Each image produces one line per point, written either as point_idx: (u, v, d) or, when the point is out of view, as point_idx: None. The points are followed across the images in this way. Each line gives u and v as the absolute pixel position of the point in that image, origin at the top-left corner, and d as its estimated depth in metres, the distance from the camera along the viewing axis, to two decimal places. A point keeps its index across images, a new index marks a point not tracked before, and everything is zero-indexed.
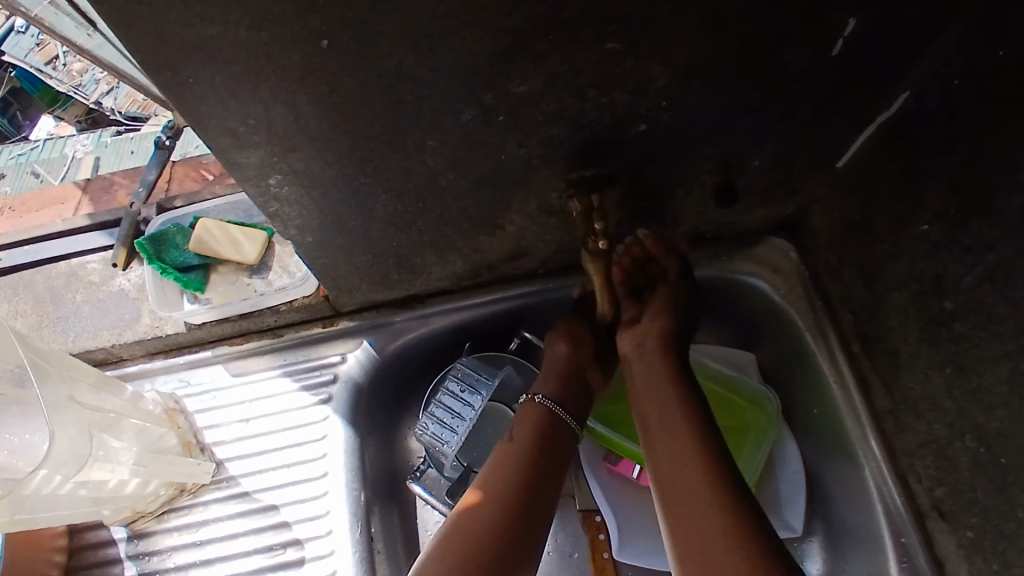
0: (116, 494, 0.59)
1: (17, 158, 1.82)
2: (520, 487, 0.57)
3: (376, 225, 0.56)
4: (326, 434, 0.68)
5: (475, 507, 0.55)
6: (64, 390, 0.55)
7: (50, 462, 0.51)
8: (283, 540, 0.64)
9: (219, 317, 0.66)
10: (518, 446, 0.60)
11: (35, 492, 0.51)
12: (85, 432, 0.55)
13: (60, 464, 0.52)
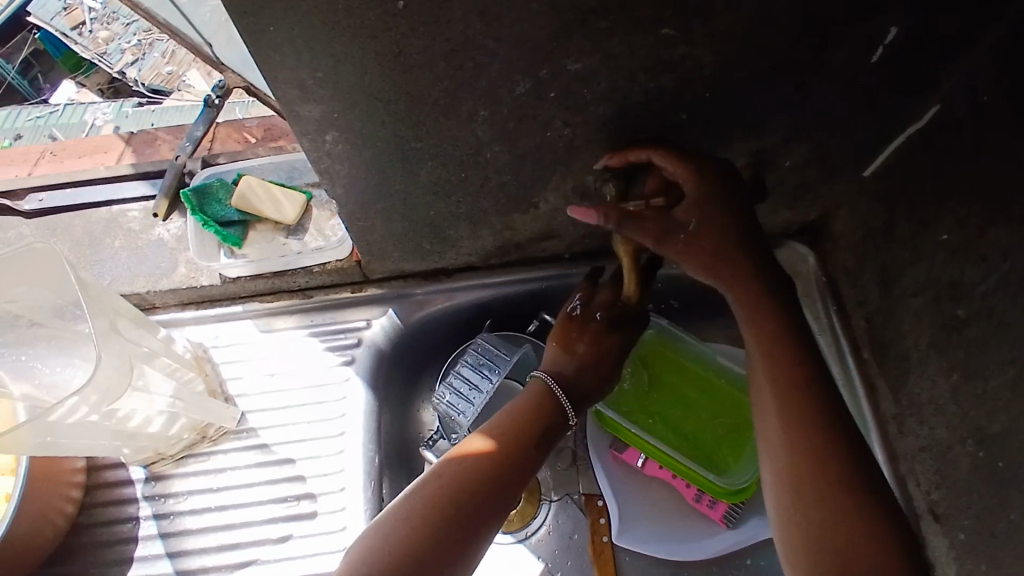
0: (140, 431, 0.60)
1: (36, 121, 1.83)
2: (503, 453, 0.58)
3: (418, 191, 0.58)
4: (346, 394, 0.70)
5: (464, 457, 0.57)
6: (107, 321, 0.56)
7: (80, 393, 0.52)
8: (297, 492, 0.66)
9: (255, 272, 0.68)
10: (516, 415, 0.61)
11: (60, 420, 0.52)
12: (124, 363, 0.56)
13: (90, 395, 0.53)
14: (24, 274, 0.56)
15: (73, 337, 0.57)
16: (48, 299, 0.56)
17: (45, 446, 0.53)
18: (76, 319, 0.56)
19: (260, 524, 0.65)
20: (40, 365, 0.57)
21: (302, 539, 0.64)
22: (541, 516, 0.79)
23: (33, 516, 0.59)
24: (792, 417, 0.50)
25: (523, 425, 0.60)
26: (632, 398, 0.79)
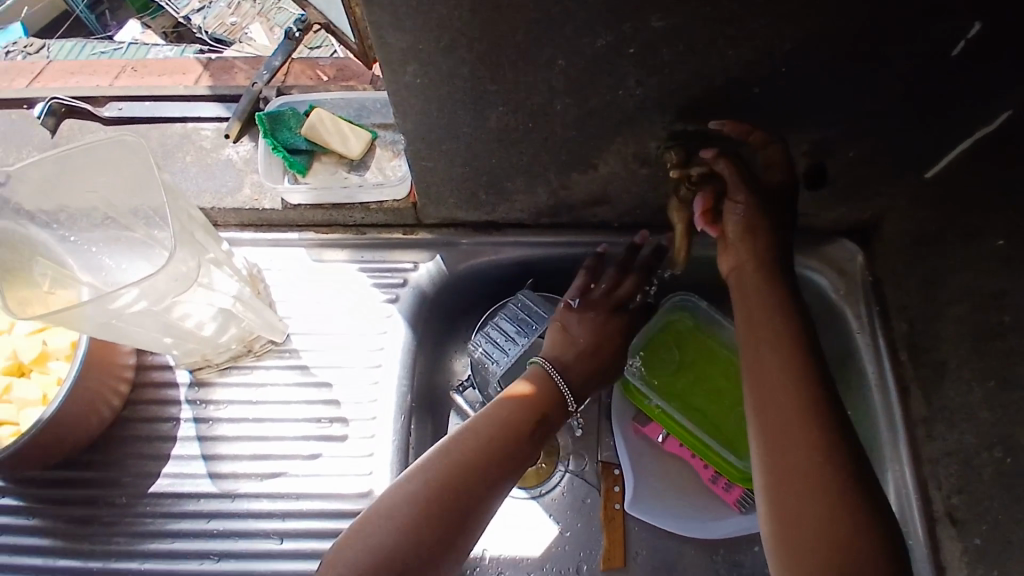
0: (193, 332, 0.63)
1: (99, 55, 1.87)
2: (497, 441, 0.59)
3: (484, 137, 0.60)
4: (387, 330, 0.72)
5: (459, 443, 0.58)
6: (185, 224, 0.57)
7: (140, 288, 0.53)
8: (331, 415, 0.69)
9: (315, 201, 0.71)
10: (508, 404, 0.62)
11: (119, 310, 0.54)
12: (195, 258, 0.58)
13: (149, 293, 0.54)
14: (107, 166, 0.58)
15: (145, 238, 0.60)
16: (127, 194, 0.58)
17: (106, 326, 0.56)
18: (155, 216, 0.59)
19: (293, 440, 0.68)
20: (107, 259, 0.60)
21: (331, 459, 0.67)
22: (559, 478, 0.81)
23: (80, 399, 0.63)
24: (796, 415, 0.52)
25: (516, 415, 0.61)
26: (662, 374, 0.80)
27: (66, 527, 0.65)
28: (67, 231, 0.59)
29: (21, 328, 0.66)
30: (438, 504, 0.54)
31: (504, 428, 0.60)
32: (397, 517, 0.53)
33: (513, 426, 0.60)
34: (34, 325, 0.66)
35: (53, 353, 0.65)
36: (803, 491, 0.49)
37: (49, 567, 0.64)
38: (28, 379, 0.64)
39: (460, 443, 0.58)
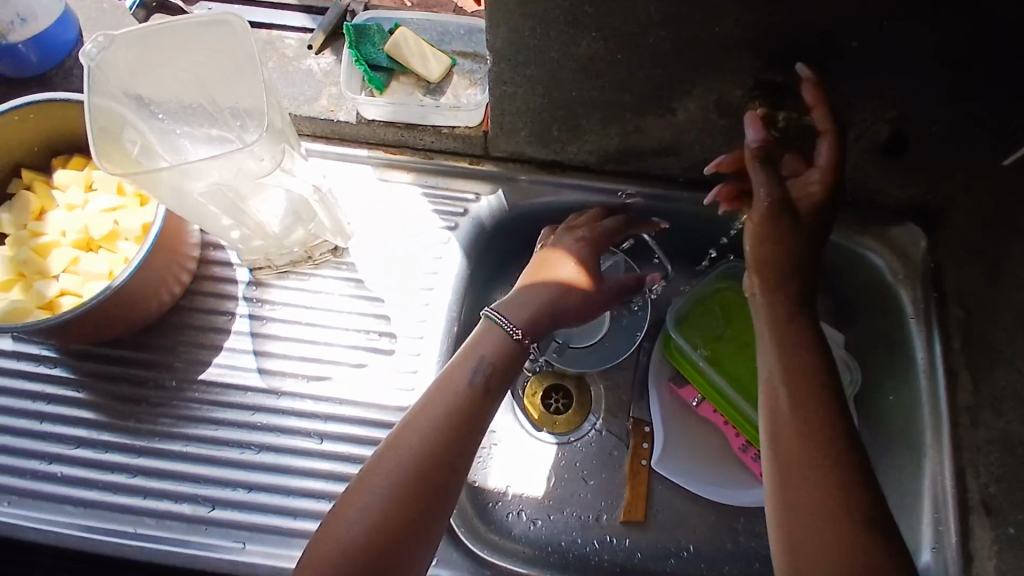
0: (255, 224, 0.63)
1: None
2: (458, 419, 0.56)
3: (569, 64, 0.60)
4: (443, 255, 0.73)
5: (417, 424, 0.55)
6: (277, 120, 0.57)
7: (220, 161, 0.53)
8: (380, 329, 0.70)
9: (389, 119, 0.72)
10: (462, 371, 0.58)
11: (191, 176, 0.54)
12: (279, 150, 0.57)
13: (225, 167, 0.54)
14: (209, 46, 0.57)
15: (229, 131, 0.60)
16: (222, 78, 0.58)
17: (179, 192, 0.55)
18: (245, 107, 0.59)
19: (342, 348, 0.69)
20: (185, 142, 0.59)
21: (376, 371, 0.68)
22: (588, 426, 0.82)
23: (148, 278, 0.64)
24: (796, 396, 0.50)
25: (470, 385, 0.58)
26: (707, 336, 0.80)
27: (114, 402, 0.67)
28: (156, 107, 0.59)
29: (94, 205, 0.66)
30: (408, 483, 0.52)
31: (462, 402, 0.56)
32: (371, 504, 0.51)
33: (473, 389, 0.57)
34: (107, 202, 0.66)
35: (122, 233, 0.66)
36: (803, 474, 0.47)
37: (95, 437, 0.65)
38: (93, 254, 0.65)
39: (416, 423, 0.55)
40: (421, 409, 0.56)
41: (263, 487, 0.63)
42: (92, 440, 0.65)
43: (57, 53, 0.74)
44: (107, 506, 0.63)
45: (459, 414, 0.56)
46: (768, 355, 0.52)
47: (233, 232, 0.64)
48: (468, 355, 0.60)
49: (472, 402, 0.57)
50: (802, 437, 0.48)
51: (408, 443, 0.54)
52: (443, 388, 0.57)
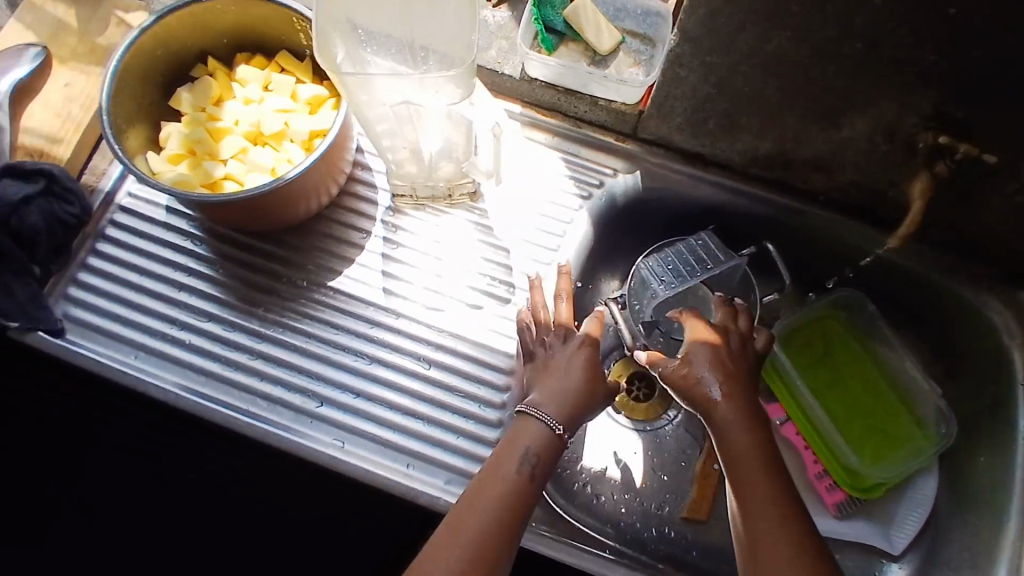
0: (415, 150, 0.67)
1: None
2: (514, 511, 0.54)
3: (754, 59, 0.61)
4: (572, 221, 0.75)
5: (474, 510, 0.54)
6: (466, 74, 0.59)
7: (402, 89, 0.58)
8: (501, 278, 0.73)
9: (550, 82, 0.74)
10: (515, 458, 0.57)
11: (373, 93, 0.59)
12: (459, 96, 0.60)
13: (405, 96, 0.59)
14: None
15: (417, 66, 0.60)
16: (423, 14, 0.58)
17: (361, 104, 0.61)
18: (437, 49, 0.59)
19: (462, 287, 0.72)
20: (374, 61, 0.60)
21: (490, 315, 0.71)
22: (666, 420, 0.83)
23: (310, 182, 0.68)
24: (774, 524, 0.54)
25: (523, 473, 0.56)
26: (805, 358, 0.80)
27: (246, 288, 0.71)
28: (359, 26, 0.59)
29: (270, 103, 0.71)
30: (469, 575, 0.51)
31: (519, 492, 0.55)
32: None
33: (526, 481, 0.56)
34: (282, 104, 0.70)
35: (291, 136, 0.70)
36: None
37: (224, 317, 0.70)
38: (262, 149, 0.69)
39: (474, 510, 0.54)
40: (476, 493, 0.55)
41: (371, 397, 0.68)
42: (221, 320, 0.70)
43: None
44: (229, 379, 0.68)
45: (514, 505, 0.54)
46: (757, 473, 0.56)
47: (396, 153, 0.68)
48: (508, 441, 0.58)
49: (521, 497, 0.55)
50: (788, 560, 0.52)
51: (468, 530, 0.53)
52: (498, 475, 0.56)
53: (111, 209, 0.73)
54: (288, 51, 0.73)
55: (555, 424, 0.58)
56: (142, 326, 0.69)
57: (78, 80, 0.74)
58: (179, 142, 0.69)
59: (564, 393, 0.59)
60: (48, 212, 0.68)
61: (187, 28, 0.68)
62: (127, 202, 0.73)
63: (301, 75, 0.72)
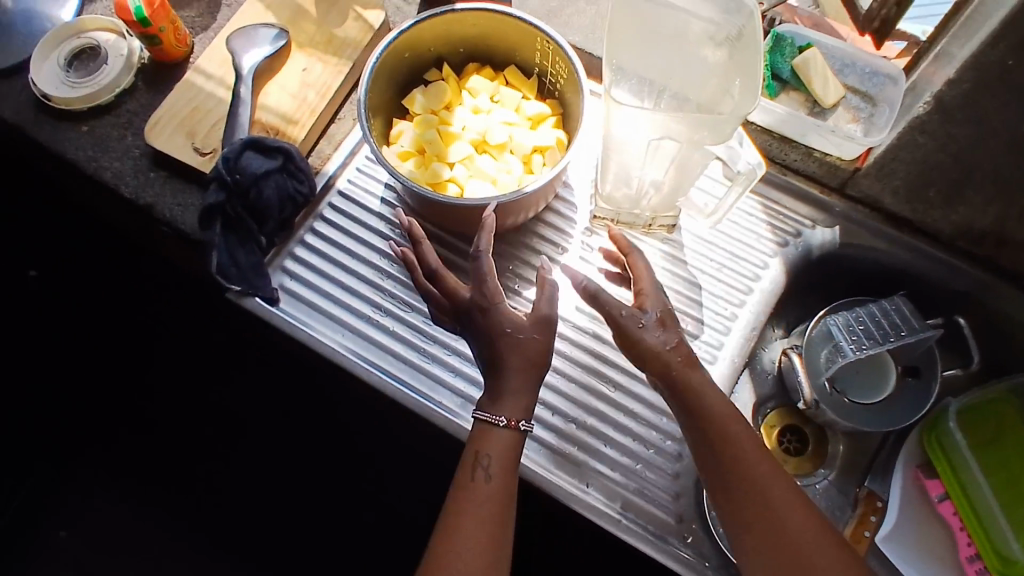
0: (648, 176, 0.67)
1: None
2: (491, 521, 0.58)
3: (1005, 140, 0.61)
4: (766, 265, 0.75)
5: (456, 536, 0.58)
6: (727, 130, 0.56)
7: (666, 129, 0.58)
8: (689, 312, 0.72)
9: (767, 127, 0.75)
10: (482, 471, 0.60)
11: (636, 124, 0.59)
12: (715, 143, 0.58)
13: (665, 134, 0.58)
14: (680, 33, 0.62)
15: (661, 101, 0.61)
16: (671, 55, 0.62)
17: (623, 129, 0.61)
18: (674, 88, 0.62)
19: None
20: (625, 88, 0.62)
21: None
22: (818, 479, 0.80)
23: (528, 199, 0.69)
24: (753, 481, 0.57)
25: (486, 484, 0.59)
26: (978, 436, 0.78)
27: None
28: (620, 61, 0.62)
29: (498, 114, 0.74)
30: None
31: (496, 504, 0.59)
32: None
33: (494, 492, 0.59)
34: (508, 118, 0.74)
35: (514, 148, 0.73)
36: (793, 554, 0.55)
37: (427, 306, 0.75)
38: (487, 157, 0.73)
39: (455, 531, 0.58)
40: (455, 514, 0.59)
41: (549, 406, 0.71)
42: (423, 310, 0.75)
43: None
44: (423, 367, 0.73)
45: (488, 518, 0.58)
46: (730, 446, 0.59)
47: (628, 178, 0.69)
48: (470, 451, 0.61)
49: (499, 497, 0.59)
50: (779, 519, 0.56)
51: (454, 552, 0.57)
52: (471, 493, 0.59)
53: (331, 193, 0.78)
54: (516, 67, 0.77)
55: (510, 422, 0.60)
56: (349, 305, 0.74)
57: (315, 66, 0.79)
58: (410, 141, 0.73)
59: (516, 389, 0.60)
60: (281, 187, 0.72)
61: (431, 34, 0.72)
62: (346, 188, 0.78)
63: (525, 91, 0.76)
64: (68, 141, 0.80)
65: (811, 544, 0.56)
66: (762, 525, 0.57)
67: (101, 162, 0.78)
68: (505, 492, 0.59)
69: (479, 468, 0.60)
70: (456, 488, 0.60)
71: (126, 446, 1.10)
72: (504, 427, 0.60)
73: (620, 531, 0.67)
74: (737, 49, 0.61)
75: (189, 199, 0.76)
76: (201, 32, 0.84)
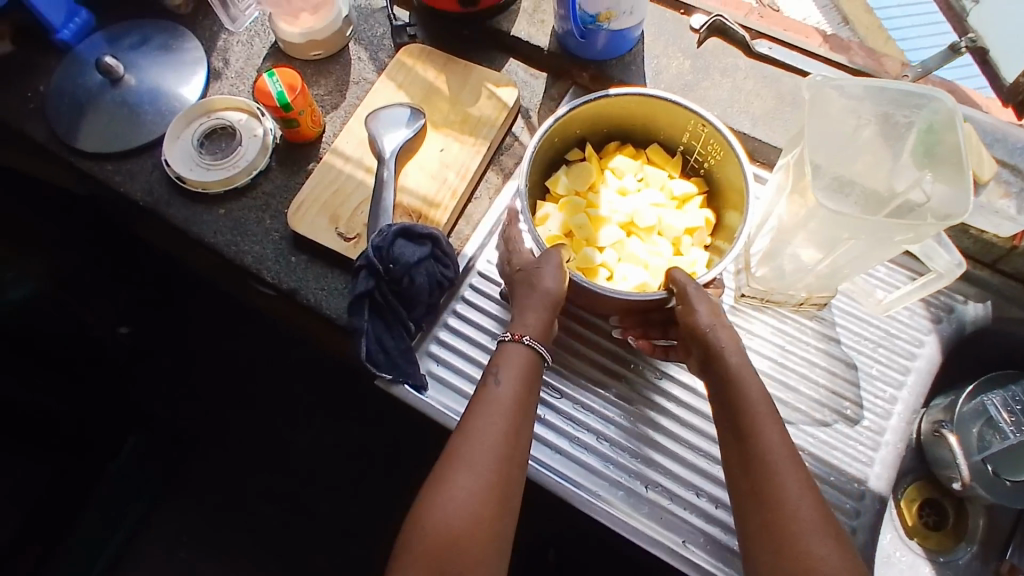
0: (821, 265, 0.65)
1: None
2: (510, 434, 0.58)
3: None
4: (921, 345, 0.74)
5: (466, 435, 0.57)
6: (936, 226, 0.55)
7: (869, 226, 0.56)
8: (847, 396, 0.72)
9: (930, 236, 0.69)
10: (500, 384, 0.60)
11: (838, 221, 0.58)
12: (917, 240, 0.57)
13: (869, 230, 0.57)
14: (856, 120, 0.63)
15: (854, 192, 0.59)
16: (848, 144, 0.62)
17: (819, 221, 0.60)
18: (865, 176, 0.61)
19: (808, 400, 0.71)
20: (820, 176, 0.59)
21: (837, 436, 0.70)
22: (961, 554, 0.78)
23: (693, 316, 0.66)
24: (772, 442, 0.55)
25: (506, 397, 0.59)
26: None
27: (576, 357, 0.75)
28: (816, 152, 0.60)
29: (648, 195, 0.74)
30: (484, 498, 0.55)
31: (511, 412, 0.58)
32: (441, 507, 0.55)
33: (515, 409, 0.59)
34: (656, 199, 0.74)
35: (663, 229, 0.72)
36: (790, 517, 0.52)
37: (573, 391, 0.74)
38: (637, 241, 0.72)
39: (467, 431, 0.58)
40: (470, 419, 0.58)
41: (646, 460, 0.71)
42: (570, 396, 0.74)
43: (617, 48, 0.79)
44: (570, 453, 0.71)
45: (505, 424, 0.58)
46: (754, 396, 0.57)
47: (792, 263, 0.67)
48: (489, 368, 0.61)
49: (517, 403, 0.59)
50: (787, 482, 0.53)
51: (463, 448, 0.57)
52: (488, 402, 0.59)
53: (471, 274, 0.78)
54: (659, 145, 0.76)
55: (515, 335, 0.62)
56: None
57: (453, 147, 0.79)
58: (558, 225, 0.72)
59: (530, 307, 0.64)
60: (431, 274, 0.72)
61: (581, 118, 0.72)
62: (486, 270, 0.78)
63: (670, 169, 0.76)
64: (207, 224, 0.80)
65: (810, 511, 0.52)
66: (762, 481, 0.54)
67: (241, 246, 0.79)
68: (522, 411, 0.59)
69: (498, 381, 0.60)
70: (479, 393, 0.60)
71: (242, 502, 1.16)
72: (534, 350, 0.62)
73: (687, 564, 0.67)
74: (887, 131, 0.63)
75: (334, 284, 0.76)
76: (331, 111, 0.84)
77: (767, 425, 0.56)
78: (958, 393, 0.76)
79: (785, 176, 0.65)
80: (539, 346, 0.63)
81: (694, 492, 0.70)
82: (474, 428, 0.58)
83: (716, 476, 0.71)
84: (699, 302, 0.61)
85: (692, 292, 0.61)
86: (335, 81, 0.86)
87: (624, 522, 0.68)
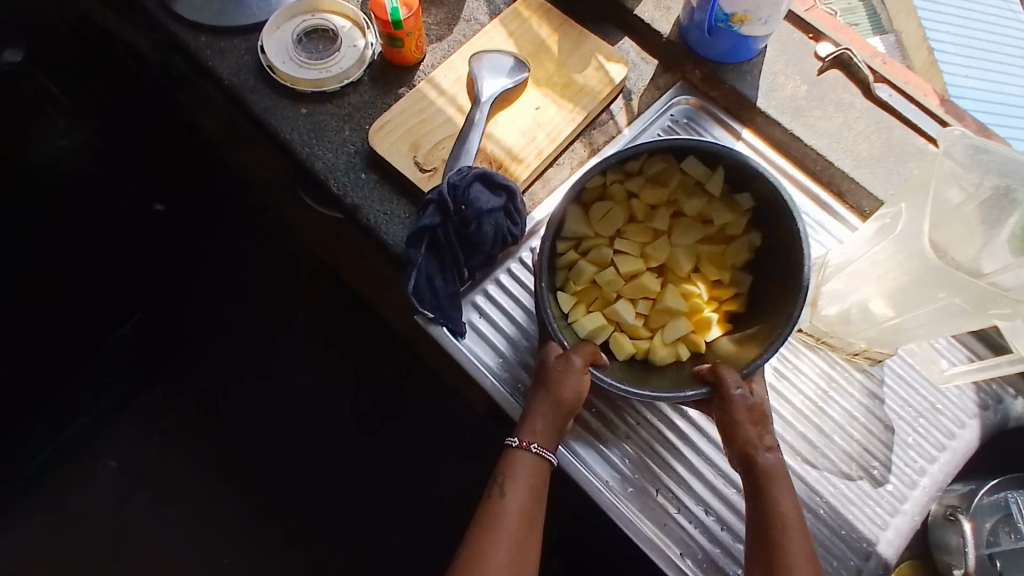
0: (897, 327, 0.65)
1: None
2: (517, 549, 0.58)
3: None
4: (964, 427, 0.72)
5: (477, 553, 0.57)
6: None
7: (964, 295, 0.57)
8: (879, 458, 0.70)
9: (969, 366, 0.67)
10: (510, 493, 0.60)
11: (934, 284, 0.59)
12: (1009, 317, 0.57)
13: (964, 298, 0.57)
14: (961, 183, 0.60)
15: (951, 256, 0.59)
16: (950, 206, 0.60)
17: (913, 278, 0.60)
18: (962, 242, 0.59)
19: (840, 448, 0.70)
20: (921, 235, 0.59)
21: (859, 491, 0.69)
22: None
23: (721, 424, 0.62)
24: (794, 551, 0.55)
25: (516, 507, 0.60)
26: None
27: None
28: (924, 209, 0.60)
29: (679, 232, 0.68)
30: None
31: (519, 525, 0.59)
32: None
33: (523, 523, 0.59)
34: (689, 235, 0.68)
35: (701, 269, 0.68)
36: None
37: None
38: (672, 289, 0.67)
39: (478, 548, 0.58)
40: (480, 531, 0.59)
41: (664, 465, 0.70)
42: None
43: (738, 54, 0.77)
44: (591, 436, 0.70)
45: (513, 540, 0.58)
46: (782, 507, 0.57)
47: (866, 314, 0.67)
48: (500, 474, 0.62)
49: (525, 514, 0.60)
50: None
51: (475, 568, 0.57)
52: (499, 515, 0.59)
53: (534, 238, 0.77)
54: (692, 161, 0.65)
55: (524, 443, 0.62)
56: (530, 357, 0.72)
57: (549, 108, 0.77)
58: (584, 279, 0.66)
59: (545, 415, 0.63)
60: (499, 227, 0.71)
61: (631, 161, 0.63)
62: None
63: (706, 188, 0.67)
64: (284, 120, 0.78)
65: None
66: None
67: (315, 149, 0.77)
68: (530, 524, 0.60)
69: (508, 491, 0.60)
70: (485, 504, 0.61)
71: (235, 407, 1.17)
72: (543, 457, 0.62)
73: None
74: (994, 204, 0.58)
75: (398, 211, 0.75)
76: (435, 42, 0.83)
77: (791, 536, 0.56)
78: (978, 484, 0.68)
79: (885, 225, 0.65)
80: (548, 454, 0.63)
81: (703, 509, 0.68)
82: (485, 545, 0.58)
83: (726, 495, 0.69)
84: (742, 408, 0.60)
85: (737, 397, 0.60)
86: (446, 13, 0.84)
87: (630, 519, 0.67)
